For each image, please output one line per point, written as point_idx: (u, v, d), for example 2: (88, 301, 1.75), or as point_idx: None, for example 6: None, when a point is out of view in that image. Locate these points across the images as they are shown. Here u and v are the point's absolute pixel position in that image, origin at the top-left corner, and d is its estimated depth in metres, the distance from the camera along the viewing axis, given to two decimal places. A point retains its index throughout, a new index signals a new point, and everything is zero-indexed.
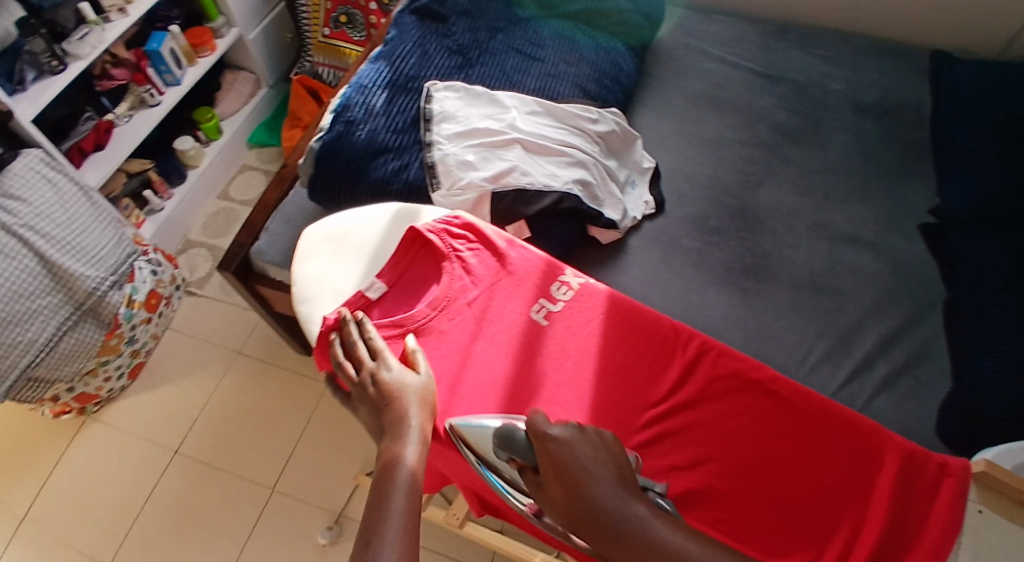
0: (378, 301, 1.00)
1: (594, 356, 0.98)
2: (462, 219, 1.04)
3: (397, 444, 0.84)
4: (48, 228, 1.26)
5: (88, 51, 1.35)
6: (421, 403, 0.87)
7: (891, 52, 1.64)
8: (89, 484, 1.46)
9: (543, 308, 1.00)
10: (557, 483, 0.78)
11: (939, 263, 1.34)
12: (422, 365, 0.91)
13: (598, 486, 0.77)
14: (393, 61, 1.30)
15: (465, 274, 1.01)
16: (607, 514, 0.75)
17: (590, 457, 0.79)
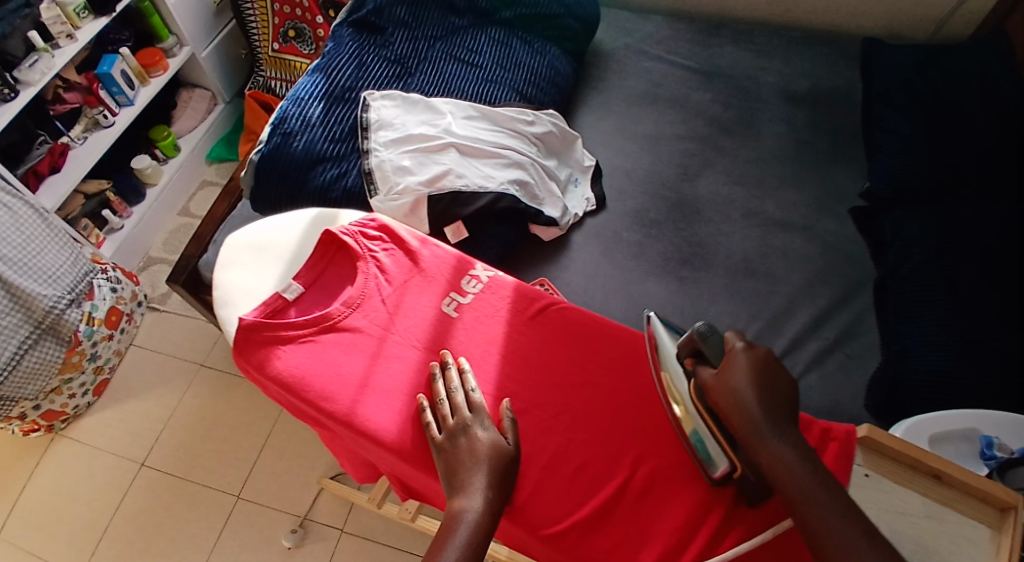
0: (296, 303, 0.96)
1: (499, 345, 0.95)
2: (377, 222, 1.02)
3: (462, 500, 0.78)
4: (5, 250, 1.30)
5: (38, 78, 1.39)
6: (498, 476, 0.81)
7: (821, 44, 1.71)
8: (57, 501, 1.49)
9: (454, 301, 0.97)
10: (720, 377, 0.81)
11: (870, 243, 1.40)
12: (512, 436, 0.85)
13: (757, 391, 0.78)
14: (329, 73, 1.35)
15: (379, 272, 0.98)
16: (753, 414, 0.77)
17: (765, 371, 0.79)
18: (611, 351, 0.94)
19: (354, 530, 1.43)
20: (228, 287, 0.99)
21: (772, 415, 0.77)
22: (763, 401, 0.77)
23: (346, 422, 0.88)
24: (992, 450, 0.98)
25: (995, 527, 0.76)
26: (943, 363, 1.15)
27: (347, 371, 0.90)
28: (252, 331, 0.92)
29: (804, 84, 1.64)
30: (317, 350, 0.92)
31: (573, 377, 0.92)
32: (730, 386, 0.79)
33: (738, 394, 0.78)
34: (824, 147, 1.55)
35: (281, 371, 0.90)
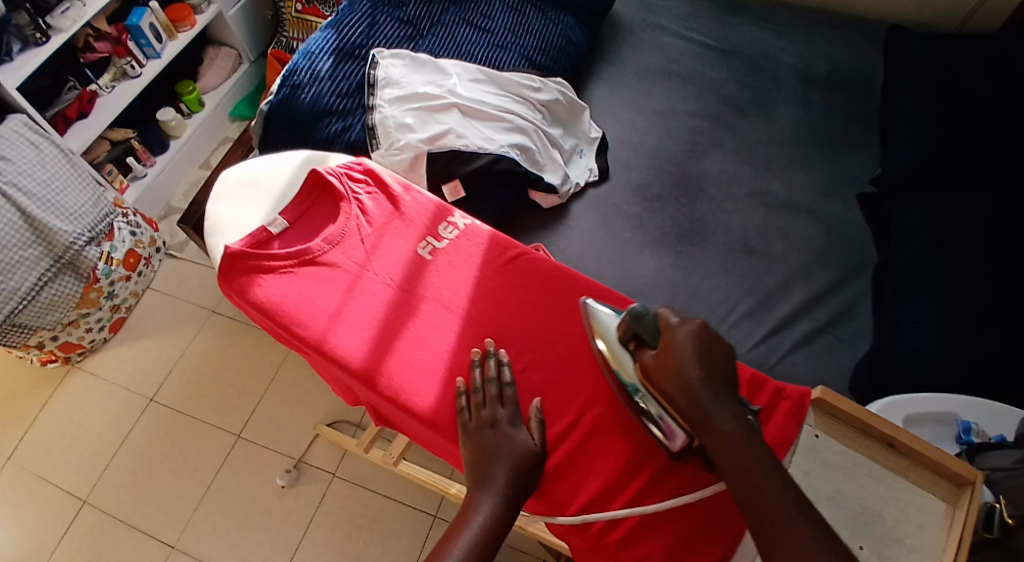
0: (279, 236, 1.01)
1: (469, 289, 0.97)
2: (364, 166, 1.07)
3: (479, 494, 0.78)
4: (30, 185, 1.37)
5: (69, 25, 1.46)
6: (518, 474, 0.80)
7: (845, 26, 1.67)
8: (69, 428, 1.57)
9: (429, 244, 1.00)
10: (664, 360, 0.80)
11: (875, 228, 1.36)
12: (539, 435, 0.84)
13: (698, 367, 0.78)
14: (341, 30, 1.39)
15: (361, 214, 1.02)
16: (694, 389, 0.77)
17: (704, 347, 0.80)
18: (574, 299, 0.95)
19: (344, 477, 1.48)
20: (220, 218, 1.04)
21: (712, 390, 0.77)
22: (704, 375, 0.77)
23: (316, 348, 0.92)
24: (968, 435, 0.97)
25: (950, 501, 0.77)
26: (933, 347, 1.13)
27: (322, 303, 0.94)
28: (236, 259, 0.96)
29: (824, 66, 1.59)
30: (295, 282, 0.96)
31: (538, 322, 0.94)
32: (671, 365, 0.79)
33: (678, 371, 0.78)
34: (838, 129, 1.50)
35: (260, 298, 0.94)
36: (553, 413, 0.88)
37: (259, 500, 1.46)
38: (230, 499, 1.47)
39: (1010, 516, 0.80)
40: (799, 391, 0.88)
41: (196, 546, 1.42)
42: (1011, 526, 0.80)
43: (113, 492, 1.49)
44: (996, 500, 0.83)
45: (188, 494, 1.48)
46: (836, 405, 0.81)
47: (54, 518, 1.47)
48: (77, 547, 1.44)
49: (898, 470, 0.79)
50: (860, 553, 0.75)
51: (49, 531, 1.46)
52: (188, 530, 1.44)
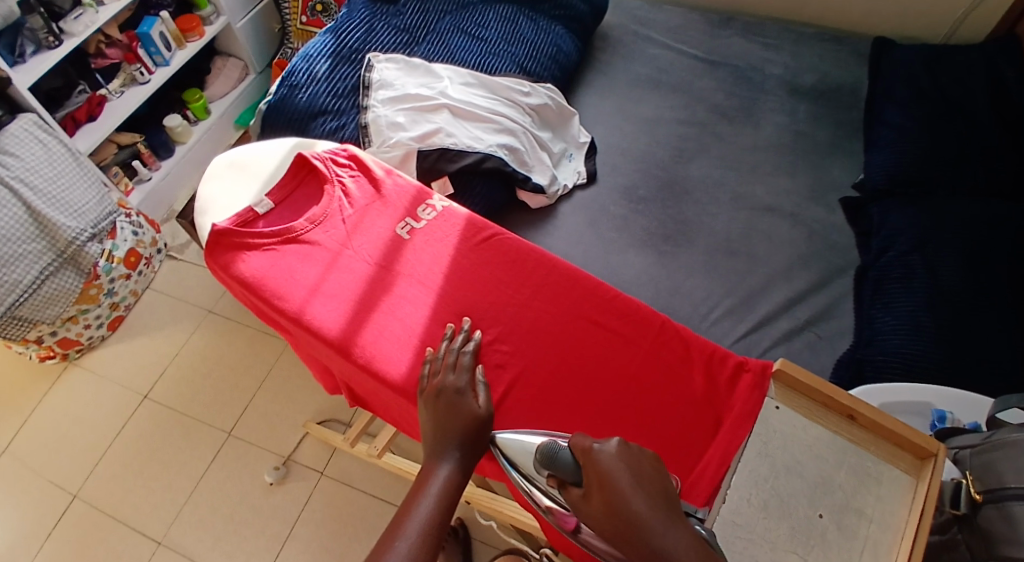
0: (265, 216, 1.05)
1: (443, 266, 1.01)
2: (348, 152, 1.11)
3: (436, 461, 0.83)
4: (36, 181, 1.43)
5: (82, 29, 1.56)
6: (470, 441, 0.84)
7: (832, 39, 1.68)
8: (65, 422, 1.60)
9: (407, 224, 1.04)
10: (599, 498, 0.67)
11: (856, 231, 1.34)
12: (485, 399, 0.88)
13: (637, 491, 0.66)
14: (339, 35, 1.45)
15: (343, 196, 1.06)
16: (644, 525, 0.64)
17: (636, 470, 0.68)
18: (544, 275, 1.00)
19: (332, 475, 1.49)
20: (208, 198, 1.09)
21: (663, 521, 0.65)
22: (646, 502, 0.65)
23: (294, 319, 0.96)
24: (943, 423, 0.99)
25: (914, 474, 0.82)
26: (911, 345, 1.12)
27: (300, 276, 0.99)
28: (223, 236, 1.01)
29: (809, 78, 1.60)
30: (277, 257, 1.00)
31: (511, 301, 0.98)
32: (604, 502, 0.67)
33: (614, 502, 0.66)
34: (823, 137, 1.49)
35: (242, 272, 0.99)
36: (526, 384, 0.92)
37: (246, 497, 1.47)
38: (217, 495, 1.48)
39: (978, 491, 0.83)
40: (760, 362, 0.94)
41: (183, 542, 1.43)
42: (978, 501, 0.82)
43: (105, 485, 1.51)
44: (962, 476, 0.86)
45: (178, 488, 1.49)
46: (794, 375, 0.88)
47: (44, 510, 1.49)
48: (65, 539, 1.45)
49: (860, 442, 0.84)
50: (819, 520, 0.80)
51: (39, 522, 1.48)
52: (175, 526, 1.45)
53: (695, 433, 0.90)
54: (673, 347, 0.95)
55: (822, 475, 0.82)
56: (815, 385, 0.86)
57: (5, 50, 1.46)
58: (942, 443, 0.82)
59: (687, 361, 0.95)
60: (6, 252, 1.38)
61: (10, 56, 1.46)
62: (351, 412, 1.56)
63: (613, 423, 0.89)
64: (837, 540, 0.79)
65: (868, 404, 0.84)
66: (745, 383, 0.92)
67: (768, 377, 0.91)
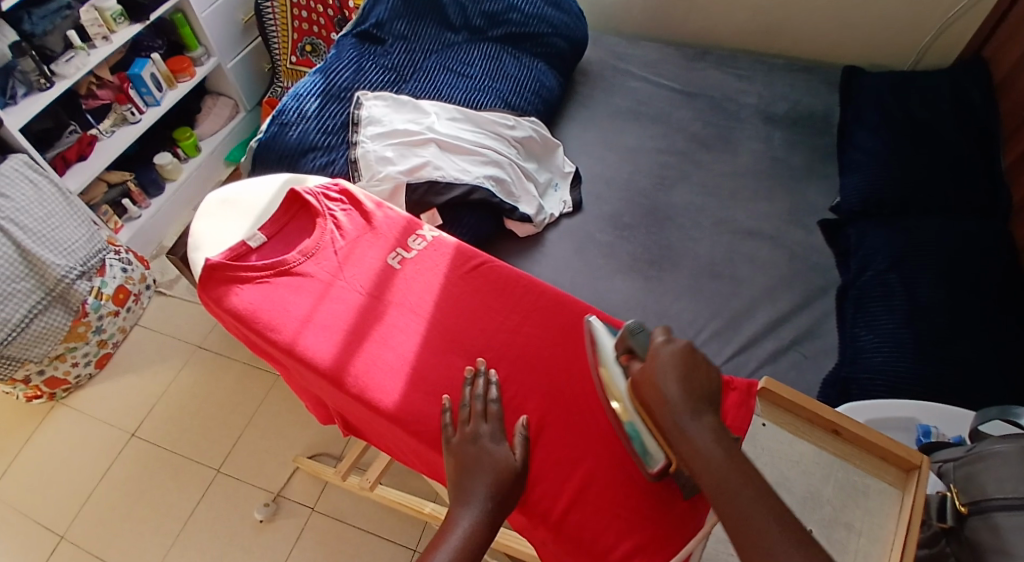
0: (257, 250, 1.07)
1: (434, 295, 1.03)
2: (339, 185, 1.14)
3: (459, 508, 0.79)
4: (26, 221, 1.44)
5: (73, 72, 1.59)
6: (498, 493, 0.82)
7: (803, 70, 1.74)
8: (51, 463, 1.58)
9: (398, 255, 1.06)
10: (644, 376, 0.81)
11: (836, 252, 1.38)
12: (520, 453, 0.87)
13: (675, 380, 0.78)
14: (328, 74, 1.48)
15: (335, 228, 1.08)
16: (672, 406, 0.76)
17: (689, 366, 0.79)
18: (533, 300, 1.02)
19: (324, 510, 1.48)
20: (200, 233, 1.11)
21: (692, 404, 0.76)
22: (682, 390, 0.77)
23: (287, 350, 0.97)
24: (927, 437, 1.00)
25: (899, 486, 0.84)
26: (895, 362, 1.14)
27: (295, 309, 1.00)
28: (215, 270, 1.02)
29: (783, 107, 1.66)
30: (270, 289, 1.02)
31: (501, 326, 0.99)
32: (648, 378, 0.80)
33: (658, 383, 0.79)
34: (798, 163, 1.54)
35: (235, 305, 1.00)
36: (518, 408, 0.93)
37: (237, 534, 1.46)
38: (207, 533, 1.46)
39: (962, 503, 0.84)
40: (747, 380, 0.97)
41: None
42: (963, 513, 0.83)
43: (91, 527, 1.49)
44: (947, 489, 0.87)
45: (166, 529, 1.47)
46: (779, 392, 0.87)
47: (28, 554, 1.46)
48: None
49: (846, 458, 0.88)
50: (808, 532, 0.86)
51: None
52: None
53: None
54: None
55: (810, 490, 0.88)
56: (799, 403, 0.88)
57: None
58: (924, 455, 0.82)
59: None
60: None
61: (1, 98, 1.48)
62: (342, 445, 1.55)
63: (604, 442, 0.90)
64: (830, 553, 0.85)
65: (853, 421, 0.85)
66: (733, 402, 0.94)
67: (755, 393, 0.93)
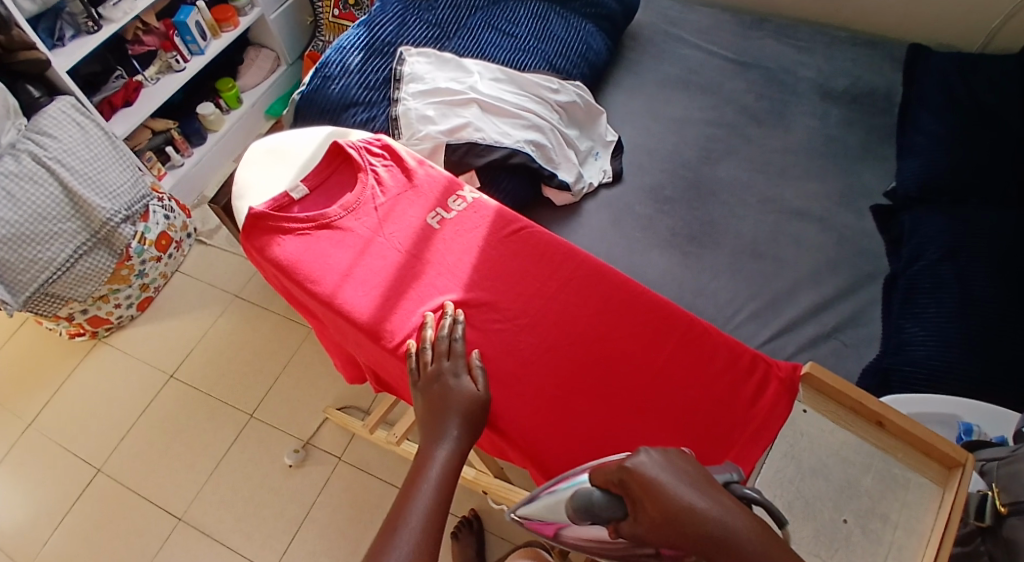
0: (300, 201, 1.07)
1: (472, 258, 1.02)
2: (382, 141, 1.12)
3: (432, 443, 0.86)
4: (73, 163, 1.46)
5: (120, 16, 1.60)
6: (467, 424, 0.87)
7: (865, 43, 1.65)
8: (93, 397, 1.64)
9: (438, 214, 1.05)
10: (653, 511, 0.56)
11: (887, 238, 1.32)
12: (484, 384, 0.90)
13: (687, 489, 0.56)
14: (372, 28, 1.46)
15: (376, 184, 1.08)
16: (713, 530, 0.54)
17: (676, 465, 0.58)
18: (571, 270, 1.00)
19: (350, 461, 1.51)
20: (245, 182, 1.11)
21: (721, 514, 0.55)
22: (707, 503, 0.55)
23: (326, 302, 0.97)
24: (969, 436, 0.97)
25: (939, 482, 0.81)
26: (942, 356, 1.10)
27: (335, 263, 1.00)
28: (260, 220, 1.02)
29: (842, 82, 1.58)
30: (311, 242, 1.02)
31: (537, 294, 0.98)
32: (665, 515, 0.55)
33: (672, 506, 0.55)
34: (854, 142, 1.47)
35: (278, 256, 1.01)
36: (550, 378, 0.92)
37: (266, 478, 1.50)
38: (238, 475, 1.51)
39: (1002, 503, 0.82)
40: (790, 366, 0.92)
41: (203, 520, 1.46)
42: (1001, 514, 0.82)
43: (129, 460, 1.55)
44: (989, 488, 0.85)
45: (201, 467, 1.53)
46: (819, 376, 0.88)
47: (68, 484, 1.53)
48: (89, 512, 1.49)
49: (888, 449, 0.84)
50: (843, 526, 0.80)
51: (64, 493, 1.52)
52: (196, 503, 1.48)
53: (723, 427, 0.88)
54: (704, 347, 0.93)
55: (847, 478, 0.82)
56: (841, 388, 0.86)
57: (45, 33, 1.50)
58: (970, 453, 0.80)
59: (727, 362, 0.93)
60: (40, 230, 1.42)
61: (49, 39, 1.51)
62: (370, 399, 1.58)
63: (637, 415, 0.89)
64: (863, 545, 0.79)
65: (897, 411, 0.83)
66: (773, 392, 0.90)
67: (796, 377, 0.91)
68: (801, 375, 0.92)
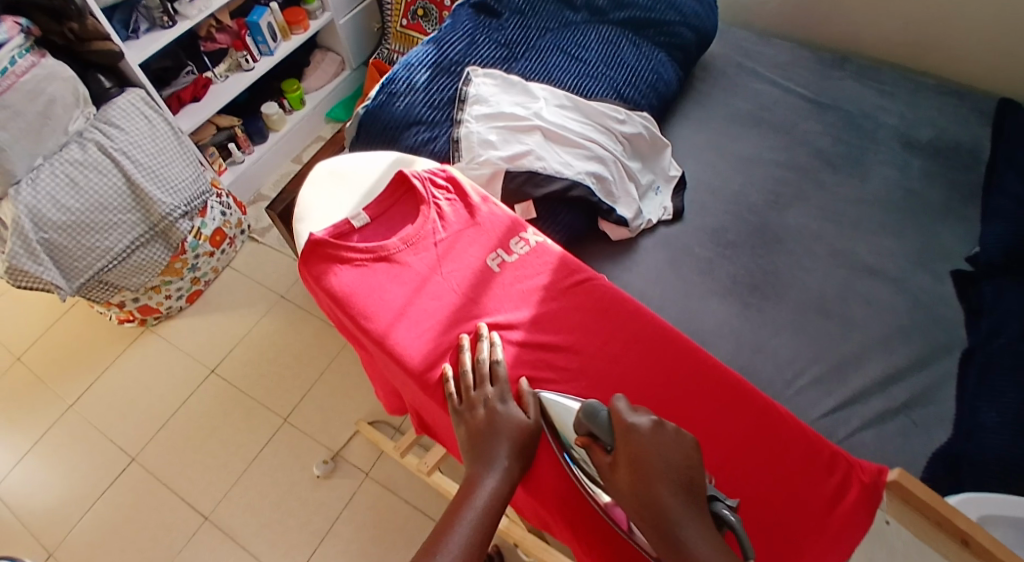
0: (360, 230, 1.05)
1: (531, 305, 0.99)
2: (447, 173, 1.10)
3: (482, 471, 0.84)
4: (138, 156, 1.48)
5: (195, 13, 1.61)
6: (517, 452, 0.86)
7: (954, 93, 1.56)
8: (135, 385, 1.67)
9: (499, 256, 1.02)
10: (628, 474, 0.75)
11: (965, 308, 1.25)
12: (533, 411, 0.89)
13: (662, 481, 0.73)
14: (442, 46, 1.44)
15: (438, 218, 1.05)
16: (662, 515, 0.72)
17: (666, 456, 0.74)
18: (636, 331, 0.95)
19: (377, 478, 1.50)
20: (307, 204, 1.10)
21: (681, 511, 0.72)
22: (671, 495, 0.72)
23: (378, 341, 0.95)
24: None
25: None
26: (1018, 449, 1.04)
27: (390, 298, 0.98)
28: (318, 246, 1.01)
29: (926, 133, 1.49)
30: (367, 274, 1.00)
31: (599, 354, 0.94)
32: (631, 482, 0.74)
33: (641, 481, 0.74)
34: (935, 200, 1.39)
35: (334, 286, 0.99)
36: None
37: (295, 486, 1.50)
38: (267, 479, 1.51)
39: None
40: (876, 468, 0.87)
41: (229, 521, 1.47)
42: None
43: (163, 453, 1.57)
44: None
45: (232, 467, 1.53)
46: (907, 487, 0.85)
47: (104, 470, 1.56)
48: (118, 501, 1.51)
49: None
50: None
51: (99, 479, 1.55)
52: (224, 503, 1.49)
53: (796, 527, 0.83)
54: (778, 435, 0.88)
55: None
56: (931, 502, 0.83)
57: (120, 25, 1.53)
58: None
59: (804, 455, 0.87)
60: (100, 220, 1.45)
61: (125, 31, 1.53)
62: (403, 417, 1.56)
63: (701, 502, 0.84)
64: None
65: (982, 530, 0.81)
66: (853, 495, 0.84)
67: (881, 482, 0.86)
68: (886, 480, 0.86)
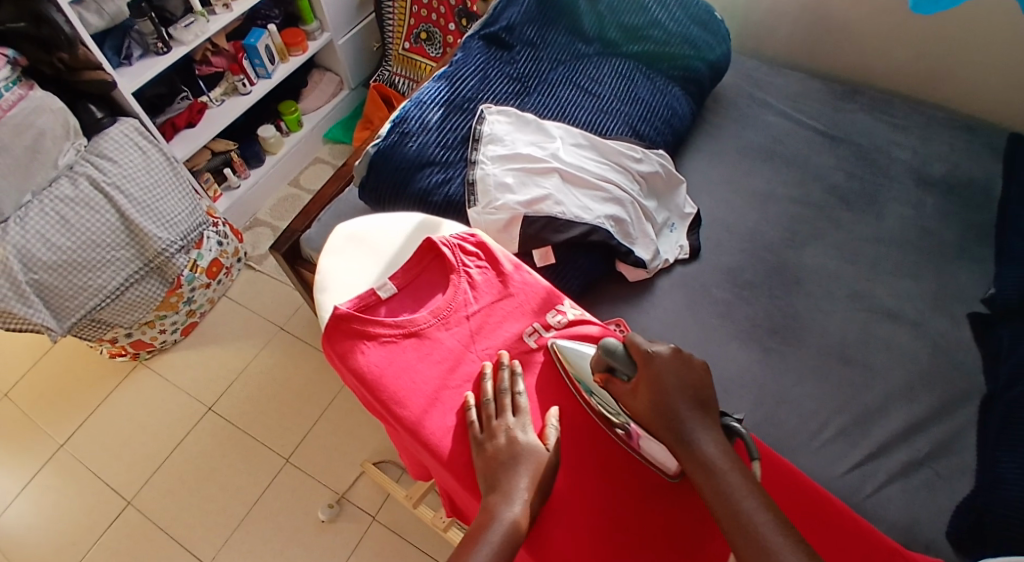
0: (387, 301, 1.00)
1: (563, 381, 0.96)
2: (477, 238, 1.06)
3: (501, 502, 0.83)
4: (132, 190, 1.41)
5: (191, 38, 1.55)
6: (535, 484, 0.85)
7: (965, 126, 1.55)
8: (127, 424, 1.60)
9: (536, 333, 1.00)
10: (649, 391, 0.87)
11: (983, 352, 1.24)
12: (552, 445, 0.89)
13: (678, 393, 0.86)
14: (453, 82, 1.40)
15: (469, 288, 1.02)
16: (678, 420, 0.85)
17: (682, 376, 0.87)
18: None
19: (384, 522, 1.46)
20: (329, 273, 1.06)
21: (695, 418, 0.85)
22: (686, 405, 0.85)
23: (412, 429, 0.91)
24: None
25: None
26: None
27: (423, 379, 0.94)
28: (343, 321, 0.96)
29: (940, 168, 1.48)
30: (396, 351, 0.96)
31: None
32: (653, 397, 0.86)
33: (661, 395, 0.86)
34: (951, 239, 1.38)
35: (362, 366, 0.94)
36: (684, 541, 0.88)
37: (298, 532, 1.45)
38: (270, 525, 1.46)
39: None
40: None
41: None
42: None
43: (159, 497, 1.51)
44: None
45: (231, 512, 1.48)
46: None
47: (96, 515, 1.49)
48: (114, 547, 1.45)
49: None
50: None
51: (91, 525, 1.48)
52: (225, 550, 1.44)
53: None
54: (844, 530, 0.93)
55: None
56: None
57: (112, 51, 1.45)
58: None
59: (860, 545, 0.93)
60: (93, 258, 1.37)
61: (117, 58, 1.46)
62: None
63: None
64: None
65: None
66: None
67: None
68: None
